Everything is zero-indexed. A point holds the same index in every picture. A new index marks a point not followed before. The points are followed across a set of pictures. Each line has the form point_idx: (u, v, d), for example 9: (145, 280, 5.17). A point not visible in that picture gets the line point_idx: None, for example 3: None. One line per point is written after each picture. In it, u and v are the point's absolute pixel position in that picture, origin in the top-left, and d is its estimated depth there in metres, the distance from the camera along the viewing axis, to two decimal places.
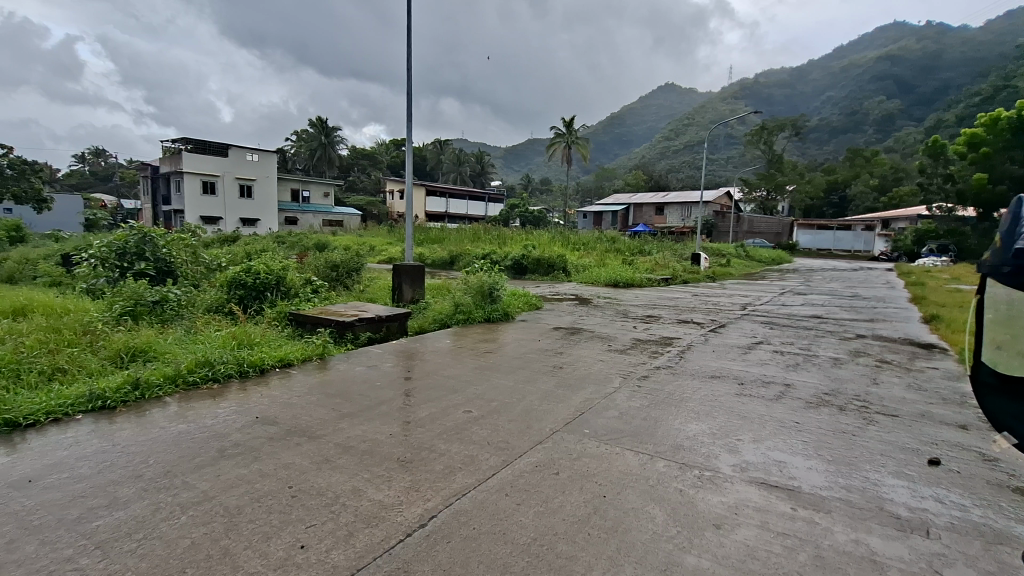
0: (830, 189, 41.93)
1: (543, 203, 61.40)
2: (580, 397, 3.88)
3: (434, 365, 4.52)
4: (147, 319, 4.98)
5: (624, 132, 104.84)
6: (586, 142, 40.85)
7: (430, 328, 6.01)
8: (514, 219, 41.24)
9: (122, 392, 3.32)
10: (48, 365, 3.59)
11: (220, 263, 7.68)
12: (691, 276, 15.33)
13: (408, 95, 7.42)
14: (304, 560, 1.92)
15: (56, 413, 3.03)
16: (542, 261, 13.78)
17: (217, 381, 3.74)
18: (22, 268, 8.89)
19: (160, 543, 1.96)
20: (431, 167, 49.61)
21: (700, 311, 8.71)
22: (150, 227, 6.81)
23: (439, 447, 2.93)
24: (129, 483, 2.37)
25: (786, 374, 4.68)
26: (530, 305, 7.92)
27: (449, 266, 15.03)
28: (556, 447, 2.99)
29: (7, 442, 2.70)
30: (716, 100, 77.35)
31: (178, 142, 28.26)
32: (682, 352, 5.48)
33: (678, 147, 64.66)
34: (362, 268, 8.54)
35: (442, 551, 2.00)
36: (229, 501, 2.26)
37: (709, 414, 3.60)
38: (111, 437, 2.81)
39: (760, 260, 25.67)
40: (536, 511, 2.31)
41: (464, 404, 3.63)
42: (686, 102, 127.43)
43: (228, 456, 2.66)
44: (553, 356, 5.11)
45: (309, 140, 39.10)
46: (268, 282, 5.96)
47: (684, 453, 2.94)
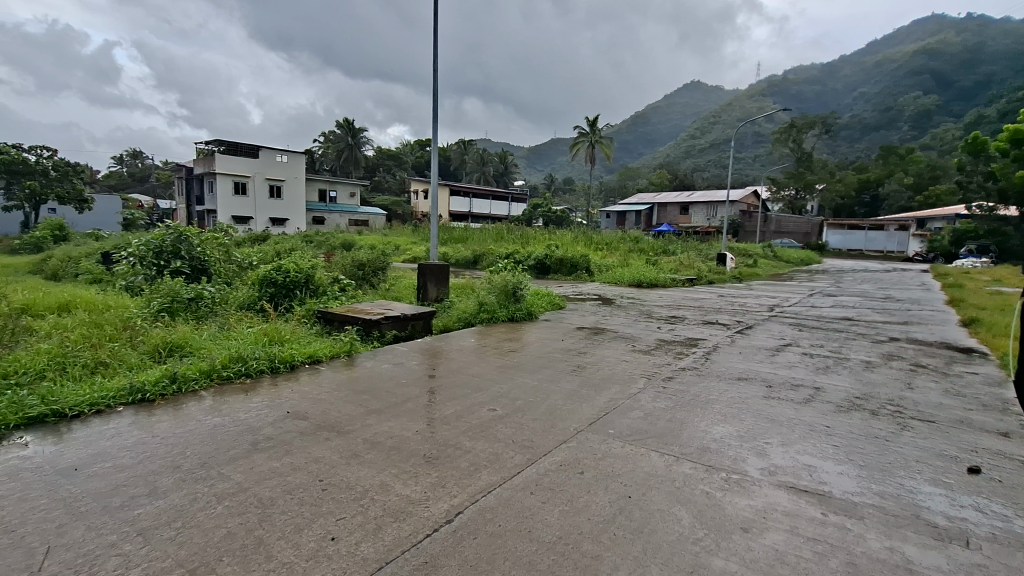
0: (863, 187, 40.74)
1: (566, 203, 61.19)
2: (604, 397, 3.87)
3: (458, 364, 4.55)
4: (182, 315, 5.13)
5: (649, 131, 103.91)
6: (610, 141, 40.60)
7: (454, 327, 6.05)
8: (537, 219, 41.18)
9: (161, 385, 3.45)
10: (92, 359, 3.75)
11: (251, 261, 7.86)
12: (717, 277, 15.14)
13: (434, 94, 7.47)
14: (335, 552, 1.96)
15: (99, 404, 3.16)
16: (565, 261, 13.75)
17: (249, 377, 3.84)
18: (66, 266, 9.26)
19: (198, 532, 2.03)
20: (455, 167, 49.96)
21: (726, 312, 8.60)
22: (185, 227, 7.06)
23: (465, 444, 2.96)
24: (168, 473, 2.45)
25: (816, 377, 4.58)
26: (553, 305, 7.91)
27: (472, 265, 15.10)
28: (581, 446, 2.99)
29: (55, 432, 2.84)
30: (743, 97, 75.82)
31: (211, 143, 29.11)
32: (708, 354, 5.41)
33: (703, 145, 63.66)
34: (387, 267, 8.64)
35: (469, 547, 2.02)
36: (262, 492, 2.33)
37: (735, 416, 3.55)
38: (151, 428, 2.92)
39: (789, 260, 25.15)
40: (562, 510, 2.31)
41: (489, 403, 3.65)
42: (713, 101, 125.44)
43: (262, 449, 2.74)
44: (576, 356, 5.10)
45: (336, 141, 39.80)
46: (297, 280, 6.09)
47: (711, 455, 2.90)
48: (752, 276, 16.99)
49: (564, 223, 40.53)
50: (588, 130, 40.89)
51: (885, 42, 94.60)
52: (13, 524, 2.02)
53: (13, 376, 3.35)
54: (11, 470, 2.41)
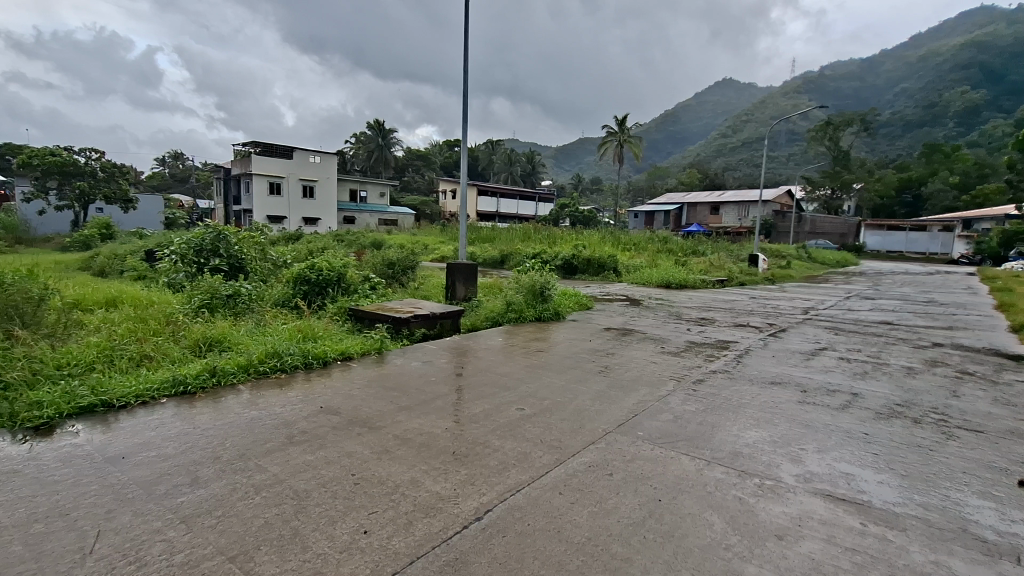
0: (904, 187, 39.27)
1: (594, 203, 60.82)
2: (633, 399, 3.84)
3: (486, 363, 4.58)
4: (221, 311, 5.31)
5: (680, 130, 102.33)
6: (639, 141, 40.16)
7: (482, 326, 6.10)
8: (564, 219, 41.02)
9: (201, 378, 3.58)
10: (138, 352, 3.91)
11: (286, 260, 8.07)
12: (749, 278, 14.84)
13: (464, 95, 7.51)
14: (367, 545, 2.00)
15: (145, 396, 3.29)
16: (593, 261, 13.68)
17: (284, 372, 3.95)
18: (112, 263, 9.70)
19: (238, 521, 2.10)
20: (482, 167, 50.26)
21: (758, 314, 8.41)
22: (224, 226, 7.32)
23: (494, 443, 2.97)
24: (209, 463, 2.54)
25: (853, 383, 4.43)
26: (580, 305, 7.89)
27: (500, 265, 15.14)
28: (609, 447, 2.97)
29: (103, 421, 2.97)
30: (778, 94, 73.92)
31: (248, 145, 30.03)
32: (740, 357, 5.30)
33: (735, 144, 62.28)
34: (416, 267, 8.73)
35: (498, 545, 2.03)
36: (297, 485, 2.39)
37: (769, 420, 3.47)
38: (192, 420, 3.04)
39: (824, 262, 24.43)
40: (591, 511, 2.30)
41: (517, 402, 3.66)
42: (745, 98, 122.57)
43: (296, 443, 2.81)
44: (603, 356, 5.06)
45: (366, 142, 40.53)
46: (330, 278, 6.22)
47: (743, 460, 2.85)
48: (786, 278, 16.54)
49: (591, 223, 40.29)
50: (616, 129, 40.51)
51: (931, 35, 90.71)
52: (68, 507, 2.13)
53: (66, 367, 3.53)
54: (66, 456, 2.55)
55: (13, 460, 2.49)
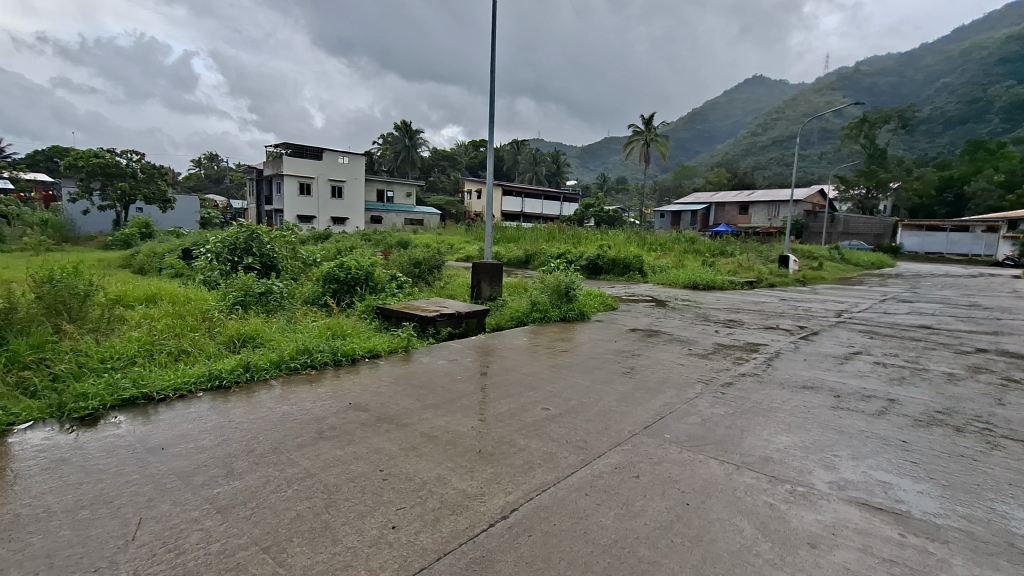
0: (944, 185, 37.77)
1: (619, 203, 60.32)
2: (659, 401, 3.79)
3: (511, 362, 4.60)
4: (254, 309, 5.45)
5: (708, 128, 100.62)
6: (666, 140, 39.60)
7: (507, 325, 6.12)
8: (589, 219, 40.76)
9: (236, 372, 3.69)
10: (176, 347, 4.04)
11: (316, 258, 8.23)
12: (779, 279, 14.50)
13: (491, 95, 7.53)
14: (396, 540, 2.03)
15: (183, 389, 3.41)
16: (618, 261, 13.57)
17: (314, 368, 4.04)
18: (151, 261, 10.06)
19: (271, 513, 2.15)
20: (507, 167, 50.35)
21: (788, 316, 8.22)
22: (258, 225, 7.52)
23: (519, 442, 2.98)
24: (243, 456, 2.62)
25: (890, 389, 4.28)
26: (605, 305, 7.84)
27: (525, 265, 15.15)
28: (636, 449, 2.94)
29: (144, 413, 3.09)
30: (811, 91, 72.03)
31: (279, 147, 30.77)
32: (769, 359, 5.20)
33: (765, 142, 60.90)
34: (442, 266, 8.80)
35: (524, 545, 2.03)
36: (327, 479, 2.44)
37: (800, 426, 3.38)
38: (227, 413, 3.13)
39: (858, 263, 23.70)
40: (618, 513, 2.28)
41: (542, 401, 3.66)
42: (777, 95, 119.78)
43: (327, 437, 2.86)
44: (629, 357, 5.02)
45: (393, 142, 41.13)
46: (358, 277, 6.32)
47: (774, 466, 2.79)
48: (818, 279, 16.10)
49: (617, 224, 39.93)
50: (642, 129, 40.07)
51: (974, 27, 87.06)
52: (112, 495, 2.22)
53: (108, 361, 3.67)
54: (110, 445, 2.66)
55: (62, 448, 2.61)
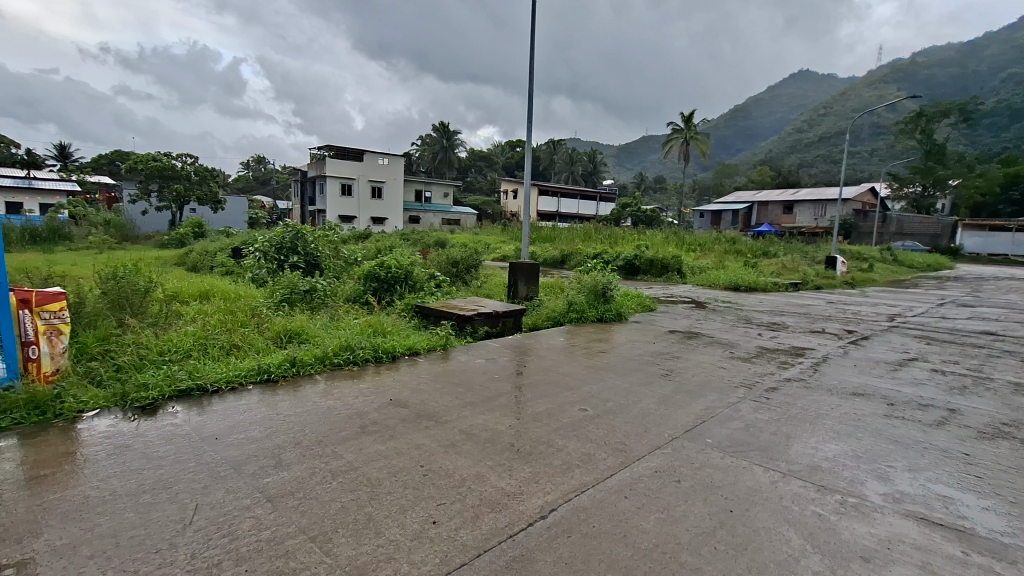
0: (1009, 183, 35.44)
1: (657, 203, 59.33)
2: (700, 405, 3.71)
3: (548, 362, 4.59)
4: (299, 305, 5.64)
5: (750, 126, 97.66)
6: (706, 137, 38.63)
7: (544, 325, 6.11)
8: (625, 218, 40.22)
9: (283, 367, 3.82)
10: (228, 341, 4.22)
11: (357, 257, 8.43)
12: (826, 281, 13.94)
13: (529, 95, 7.54)
14: (437, 535, 2.06)
15: (234, 382, 3.56)
16: (656, 261, 13.33)
17: (356, 364, 4.14)
18: (204, 259, 10.54)
19: (318, 503, 2.22)
20: (544, 167, 50.29)
21: (837, 320, 7.87)
22: (302, 225, 7.77)
23: (557, 442, 2.97)
24: (291, 448, 2.71)
25: (951, 398, 4.04)
26: (643, 306, 7.73)
27: (560, 265, 15.10)
28: (677, 454, 2.88)
29: (199, 404, 3.24)
30: (862, 85, 68.95)
31: (322, 149, 31.72)
32: (816, 364, 5.01)
33: (811, 139, 58.57)
34: (479, 266, 8.86)
35: (563, 545, 2.03)
36: (370, 472, 2.50)
37: (851, 434, 3.24)
38: (276, 405, 3.25)
39: (912, 265, 22.53)
40: (658, 517, 2.25)
41: (580, 402, 3.64)
42: (823, 90, 115.21)
43: (369, 432, 2.93)
44: (667, 359, 4.93)
45: (432, 143, 41.78)
46: (398, 275, 6.44)
47: (823, 475, 2.68)
48: (868, 282, 15.36)
49: (654, 223, 39.22)
50: (682, 126, 39.28)
51: None
52: (170, 481, 2.34)
53: (167, 354, 3.86)
54: (168, 433, 2.81)
55: (125, 436, 2.76)
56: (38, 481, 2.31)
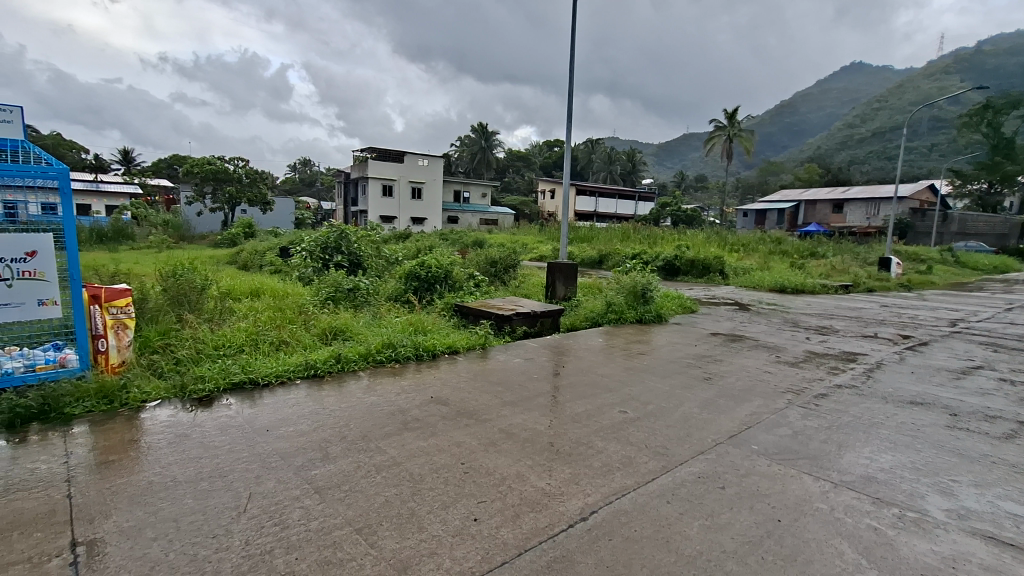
0: None
1: (697, 202, 57.97)
2: (745, 411, 3.60)
3: (586, 363, 4.56)
4: (344, 303, 5.80)
5: (797, 122, 94.05)
6: (751, 134, 37.43)
7: (582, 326, 6.07)
8: (665, 218, 39.43)
9: (329, 363, 3.95)
10: (277, 337, 4.38)
11: (397, 257, 8.61)
12: (879, 283, 13.29)
13: (568, 94, 7.50)
14: (478, 532, 2.08)
15: (283, 376, 3.69)
16: (697, 262, 13.05)
17: (398, 362, 4.23)
18: (253, 258, 11.01)
19: (362, 496, 2.28)
20: (582, 167, 50.08)
21: (891, 324, 7.48)
22: (346, 226, 8.00)
23: (597, 444, 2.94)
24: (337, 442, 2.79)
25: (1021, 411, 3.77)
26: (684, 307, 7.57)
27: (598, 266, 14.98)
28: (721, 460, 2.81)
29: (250, 397, 3.38)
30: (920, 78, 65.29)
31: (365, 151, 32.54)
32: (870, 370, 4.78)
33: (864, 135, 55.84)
34: (518, 266, 8.87)
35: (605, 548, 2.01)
36: (413, 468, 2.55)
37: (908, 444, 3.08)
38: (323, 400, 3.37)
39: (976, 266, 21.16)
40: (702, 524, 2.20)
41: (619, 404, 3.60)
42: (877, 83, 109.84)
43: (410, 429, 2.99)
44: (710, 363, 4.81)
45: (471, 144, 42.18)
46: (438, 275, 6.54)
47: (879, 487, 2.55)
48: (926, 284, 14.51)
49: (695, 223, 38.28)
50: (725, 123, 38.28)
51: None
52: (226, 470, 2.46)
53: (221, 348, 4.04)
54: (223, 424, 2.95)
55: (184, 425, 2.92)
56: (107, 465, 2.46)
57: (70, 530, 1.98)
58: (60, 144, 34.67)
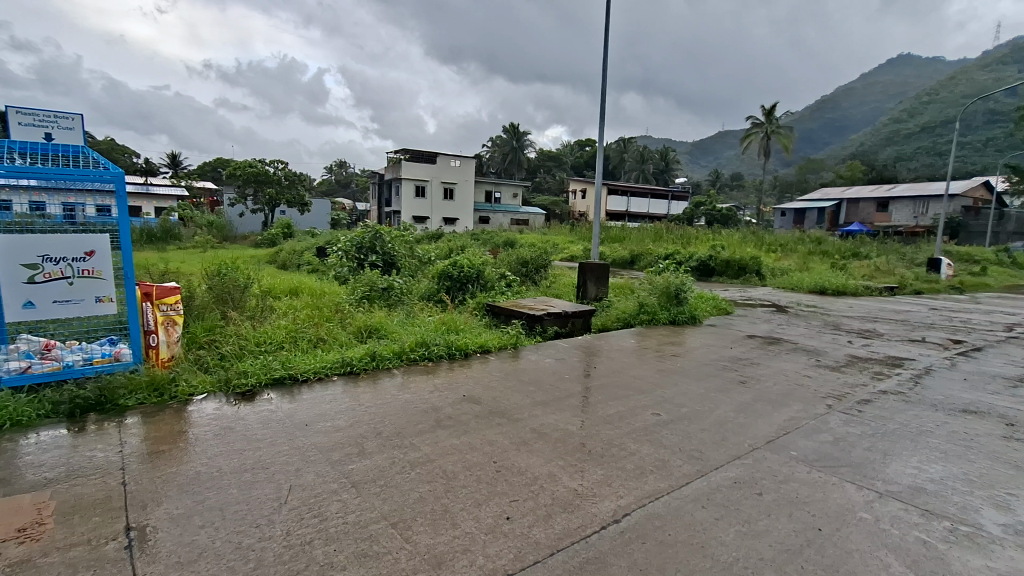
0: None
1: (733, 202, 56.63)
2: (783, 415, 3.50)
3: (618, 364, 4.52)
4: (378, 302, 5.92)
5: (839, 118, 90.68)
6: (789, 131, 36.28)
7: (613, 327, 6.02)
8: (699, 218, 38.63)
9: (364, 360, 4.03)
10: (315, 335, 4.51)
11: (430, 257, 8.72)
12: (927, 285, 12.68)
13: (602, 93, 7.43)
14: (510, 530, 2.10)
15: (321, 373, 3.80)
16: (733, 262, 12.76)
17: (431, 360, 4.30)
18: (291, 257, 11.35)
19: (397, 492, 2.33)
20: (614, 167, 49.62)
21: (941, 328, 7.13)
22: (381, 227, 8.17)
23: (629, 446, 2.92)
24: (372, 437, 2.85)
25: None
26: (719, 309, 7.41)
27: (630, 266, 14.83)
28: (758, 465, 2.75)
29: (290, 392, 3.49)
30: (974, 69, 61.88)
31: (398, 152, 33.07)
32: (917, 376, 4.58)
33: (912, 130, 53.35)
34: (549, 266, 8.87)
35: (638, 550, 2.00)
36: (446, 465, 2.58)
37: (961, 455, 2.93)
38: (359, 396, 3.45)
39: None
40: (738, 530, 2.16)
41: (652, 406, 3.55)
42: (926, 75, 104.80)
43: (444, 426, 3.03)
44: (746, 365, 4.71)
45: (502, 144, 42.34)
46: (470, 275, 6.60)
47: (928, 498, 2.45)
48: (980, 287, 13.74)
49: (730, 222, 37.32)
50: (762, 120, 37.20)
51: None
52: (267, 462, 2.55)
53: (263, 345, 4.19)
54: (264, 418, 3.06)
55: (229, 418, 3.04)
56: (158, 455, 2.59)
57: (125, 515, 2.09)
58: (114, 149, 36.53)
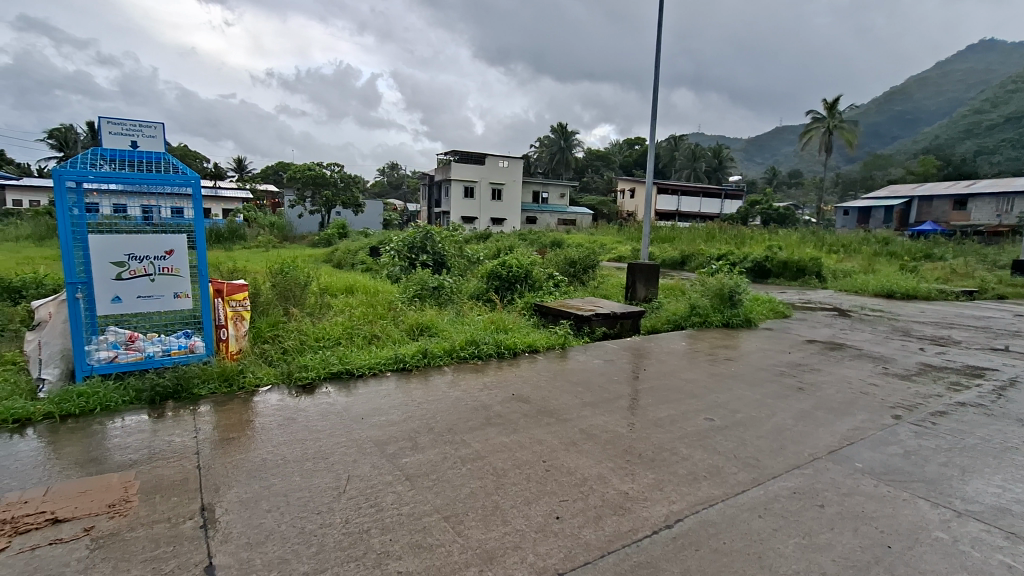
0: None
1: (791, 200, 54.05)
2: (847, 425, 3.32)
3: (669, 367, 4.43)
4: (429, 300, 6.04)
5: (911, 109, 84.83)
6: (854, 125, 34.26)
7: (663, 328, 5.90)
8: (754, 217, 37.12)
9: (416, 357, 4.14)
10: (370, 332, 4.66)
11: (478, 256, 8.82)
12: (1011, 288, 11.70)
13: (654, 90, 7.30)
14: (560, 530, 2.10)
15: (376, 368, 3.93)
16: (791, 264, 12.21)
17: (480, 359, 4.36)
18: (347, 256, 11.78)
19: (448, 487, 2.38)
20: (664, 166, 48.55)
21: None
22: (432, 226, 8.34)
23: (682, 451, 2.86)
24: (425, 433, 2.93)
25: None
26: (776, 312, 7.12)
27: (681, 266, 14.47)
28: (820, 476, 2.62)
29: (346, 387, 3.62)
30: None
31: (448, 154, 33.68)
32: (1001, 389, 4.22)
33: (995, 121, 49.15)
34: (597, 266, 8.79)
35: (691, 558, 1.96)
36: (496, 463, 2.62)
37: None
38: (410, 392, 3.55)
39: None
40: (798, 542, 2.07)
41: (705, 411, 3.46)
42: (1012, 61, 96.18)
43: (493, 424, 3.07)
44: (805, 371, 4.51)
45: (550, 144, 42.28)
46: (518, 274, 6.63)
47: (1015, 521, 2.25)
48: None
49: (788, 222, 35.66)
50: (824, 114, 35.33)
51: None
52: (326, 453, 2.66)
53: (321, 340, 4.38)
54: (323, 410, 3.20)
55: (291, 409, 3.20)
56: (228, 441, 2.76)
57: (199, 496, 2.24)
58: (188, 155, 39.15)
